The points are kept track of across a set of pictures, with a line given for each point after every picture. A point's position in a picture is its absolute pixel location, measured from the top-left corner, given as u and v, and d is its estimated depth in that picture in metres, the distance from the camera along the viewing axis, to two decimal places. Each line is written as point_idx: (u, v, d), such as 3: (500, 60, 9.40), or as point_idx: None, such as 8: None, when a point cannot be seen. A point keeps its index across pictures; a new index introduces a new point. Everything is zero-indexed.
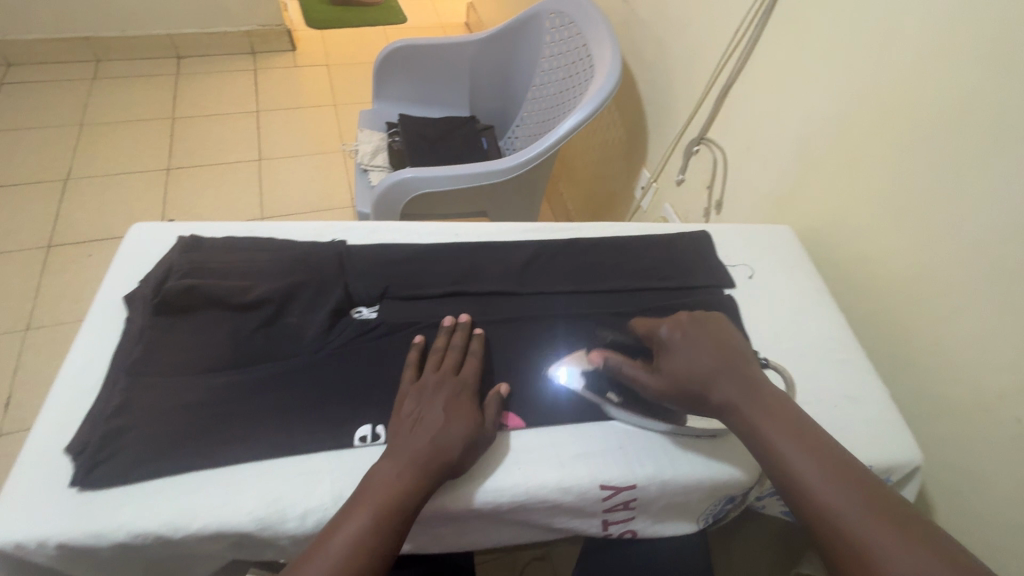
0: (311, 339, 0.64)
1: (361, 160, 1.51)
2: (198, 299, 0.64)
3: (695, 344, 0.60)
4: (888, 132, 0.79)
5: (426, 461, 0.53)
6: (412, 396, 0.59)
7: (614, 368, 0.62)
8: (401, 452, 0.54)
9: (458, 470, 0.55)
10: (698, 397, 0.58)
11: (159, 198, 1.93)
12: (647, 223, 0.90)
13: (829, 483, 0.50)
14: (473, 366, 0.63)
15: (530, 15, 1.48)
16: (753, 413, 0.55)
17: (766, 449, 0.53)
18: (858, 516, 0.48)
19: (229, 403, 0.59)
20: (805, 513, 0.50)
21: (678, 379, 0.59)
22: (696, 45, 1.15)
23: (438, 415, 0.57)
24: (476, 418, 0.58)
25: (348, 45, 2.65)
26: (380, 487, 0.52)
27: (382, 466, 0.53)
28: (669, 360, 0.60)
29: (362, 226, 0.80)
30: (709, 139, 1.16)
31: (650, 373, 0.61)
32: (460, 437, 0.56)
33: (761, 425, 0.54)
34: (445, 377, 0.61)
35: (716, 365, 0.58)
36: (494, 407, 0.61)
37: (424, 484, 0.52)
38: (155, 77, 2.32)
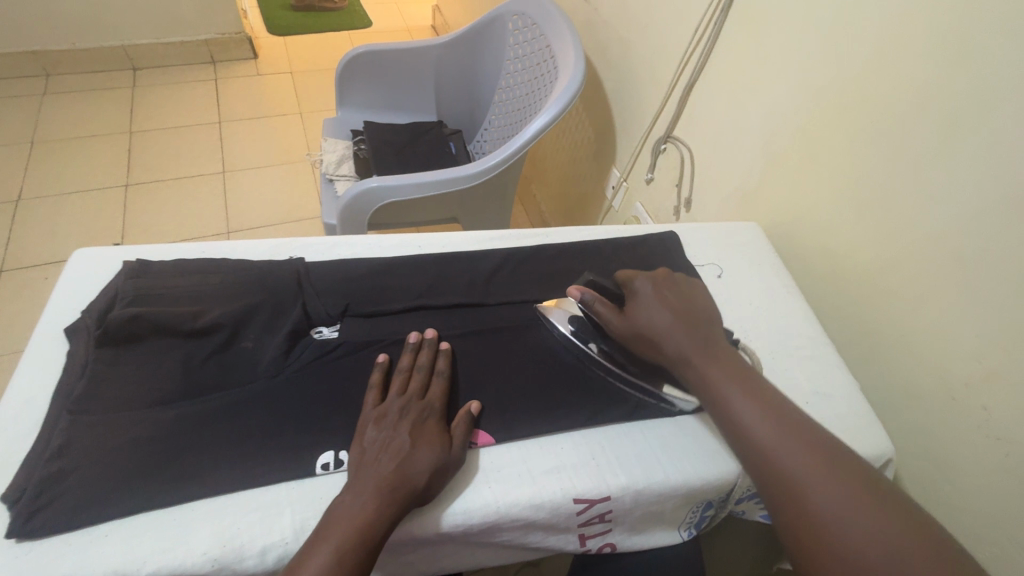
0: (268, 364, 0.62)
1: (326, 169, 1.47)
2: (145, 327, 0.61)
3: (660, 302, 0.65)
4: (847, 127, 0.79)
5: (394, 485, 0.52)
6: (374, 422, 0.57)
7: (591, 308, 0.66)
8: (364, 481, 0.52)
9: (426, 497, 0.54)
10: (655, 346, 0.63)
11: (118, 216, 1.86)
12: (615, 226, 0.89)
13: (766, 424, 0.56)
14: (438, 387, 0.61)
15: (492, 17, 1.47)
16: (706, 366, 0.61)
17: (715, 397, 0.59)
18: (791, 457, 0.53)
19: (181, 437, 0.56)
20: (745, 454, 0.56)
21: (639, 329, 0.63)
22: (659, 44, 1.15)
23: (404, 439, 0.55)
24: (441, 440, 0.56)
25: (312, 51, 2.60)
26: (347, 514, 0.50)
27: (345, 496, 0.51)
28: (635, 310, 0.65)
29: (321, 242, 0.77)
30: (675, 137, 1.16)
31: (619, 315, 0.65)
32: (427, 462, 0.54)
33: (714, 376, 0.60)
34: (409, 401, 0.59)
35: (673, 322, 0.63)
36: (462, 428, 0.59)
37: (393, 510, 0.51)
38: (110, 90, 2.24)
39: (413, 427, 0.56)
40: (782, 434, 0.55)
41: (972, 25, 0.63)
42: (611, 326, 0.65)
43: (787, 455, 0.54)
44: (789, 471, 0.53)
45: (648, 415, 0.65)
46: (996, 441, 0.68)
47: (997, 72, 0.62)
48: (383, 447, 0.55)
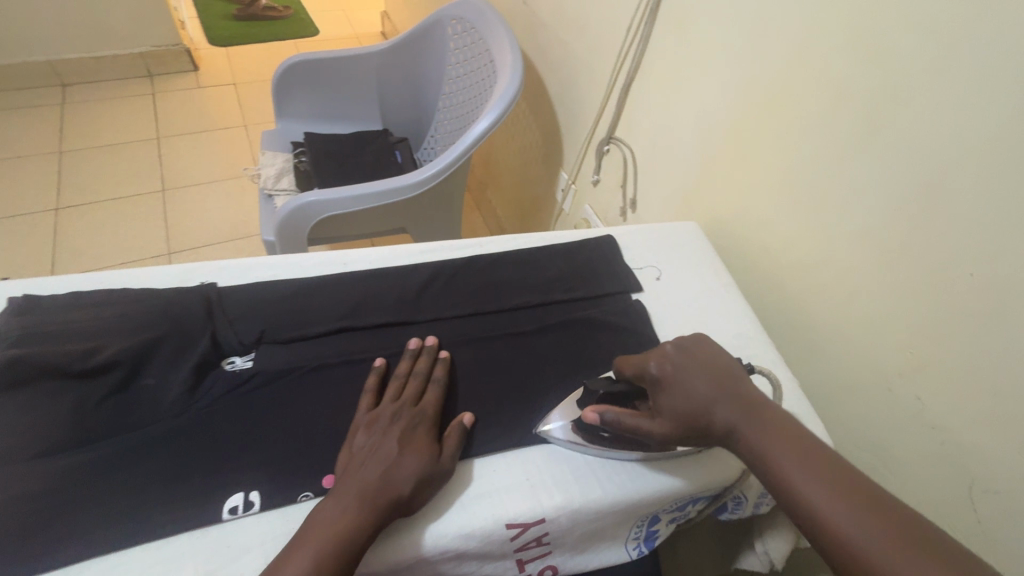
0: (172, 402, 0.57)
1: (264, 184, 1.41)
2: (28, 371, 0.56)
3: (690, 373, 0.56)
4: (774, 122, 0.79)
5: (378, 495, 0.50)
6: (365, 426, 0.56)
7: (617, 423, 0.57)
8: (349, 486, 0.51)
9: (410, 508, 0.52)
10: (704, 429, 0.54)
11: (47, 242, 1.75)
12: (552, 232, 0.87)
13: (829, 496, 0.46)
14: (434, 395, 0.60)
15: (431, 22, 1.44)
16: (759, 437, 0.51)
17: (767, 468, 0.50)
18: (866, 534, 0.43)
19: (68, 490, 0.51)
20: (810, 532, 0.46)
21: (678, 413, 0.55)
22: (595, 45, 1.14)
23: (393, 447, 0.54)
24: (431, 451, 0.55)
25: (256, 61, 2.51)
26: (327, 523, 0.48)
27: (328, 501, 0.50)
28: (667, 396, 0.56)
29: (236, 264, 0.72)
30: (617, 138, 1.16)
31: (652, 418, 0.56)
32: (413, 472, 0.52)
33: (766, 448, 0.50)
34: (403, 407, 0.58)
35: (712, 393, 0.54)
36: (454, 438, 0.58)
37: (373, 522, 0.49)
38: (37, 108, 2.11)
39: (404, 436, 0.55)
40: (849, 506, 0.45)
41: (883, 18, 0.63)
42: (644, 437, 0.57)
43: (857, 530, 0.44)
44: (878, 564, 0.42)
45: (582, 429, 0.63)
46: (931, 430, 0.68)
47: (907, 63, 0.62)
48: (372, 459, 0.53)
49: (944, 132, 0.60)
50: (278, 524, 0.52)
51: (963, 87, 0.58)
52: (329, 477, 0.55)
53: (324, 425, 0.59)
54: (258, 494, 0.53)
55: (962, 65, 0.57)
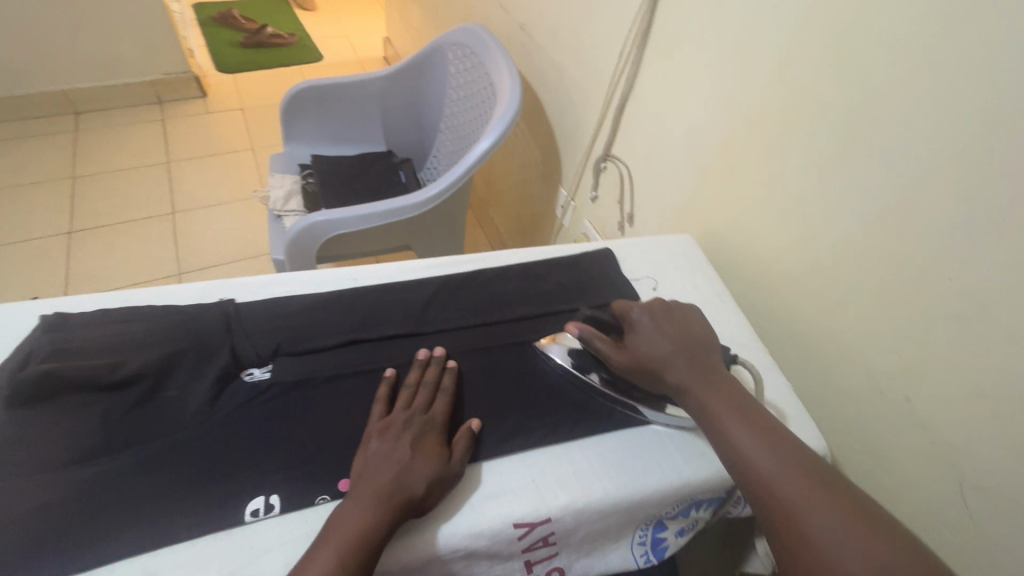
0: (193, 412, 0.60)
1: (273, 206, 1.45)
2: (60, 384, 0.59)
3: (659, 330, 0.66)
4: (761, 139, 0.84)
5: (392, 492, 0.53)
6: (378, 433, 0.59)
7: (589, 338, 0.67)
8: (365, 489, 0.53)
9: (423, 508, 0.55)
10: (660, 376, 0.63)
11: (61, 266, 1.79)
12: (553, 246, 0.90)
13: (762, 449, 0.55)
14: (443, 403, 0.63)
15: (433, 48, 1.50)
16: (707, 397, 0.60)
17: (713, 422, 0.58)
18: (789, 481, 0.52)
19: (97, 495, 0.54)
20: (743, 480, 0.55)
21: (639, 358, 0.64)
22: (589, 68, 1.19)
23: (405, 451, 0.57)
24: (441, 455, 0.58)
25: (262, 87, 2.59)
26: (346, 522, 0.51)
27: (346, 504, 0.53)
28: (637, 339, 0.66)
29: (252, 281, 0.76)
30: (614, 156, 1.20)
31: (618, 347, 0.66)
32: (425, 474, 0.55)
33: (714, 406, 0.59)
34: (413, 414, 0.61)
35: (673, 352, 0.64)
36: (463, 441, 0.60)
37: (389, 519, 0.52)
38: (51, 136, 2.18)
39: (415, 441, 0.58)
40: (780, 460, 0.54)
41: (858, 41, 0.67)
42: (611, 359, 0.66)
43: (783, 477, 0.52)
44: (797, 504, 0.50)
45: (585, 433, 0.65)
46: (922, 430, 0.71)
47: (881, 82, 0.66)
48: (383, 457, 0.56)
49: (920, 144, 0.64)
50: (297, 526, 0.55)
51: (933, 102, 0.62)
52: (344, 481, 0.57)
53: (339, 432, 0.61)
54: (278, 497, 0.56)
55: (934, 81, 0.61)
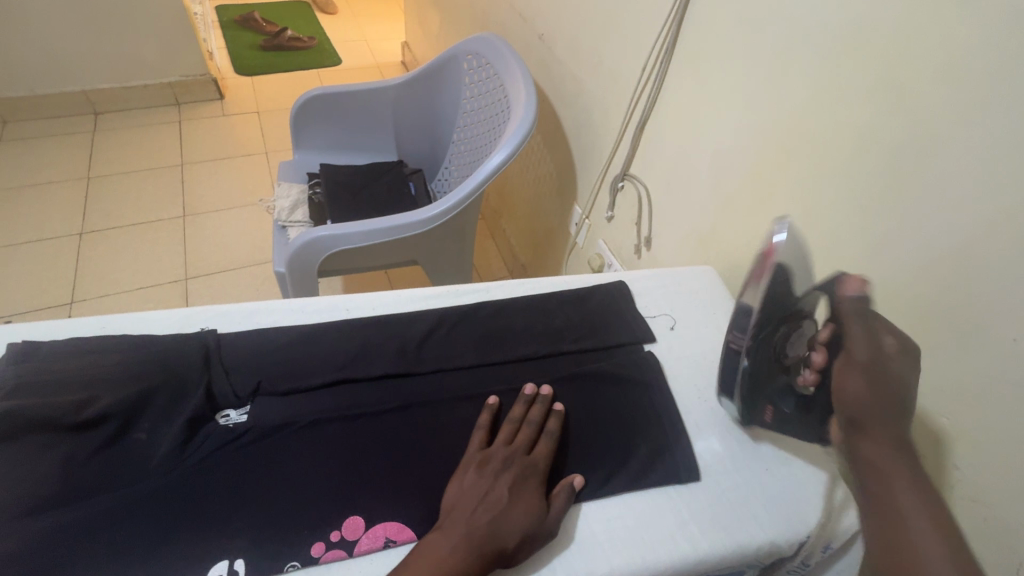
0: (162, 459, 0.55)
1: (279, 216, 1.41)
2: (20, 423, 0.55)
3: (885, 379, 0.53)
4: (791, 168, 0.77)
5: (487, 540, 0.50)
6: (476, 464, 0.57)
7: (851, 303, 0.56)
8: (458, 524, 0.51)
9: (510, 561, 0.51)
10: (844, 414, 0.54)
11: (71, 266, 1.78)
12: (563, 275, 0.84)
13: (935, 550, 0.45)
14: (546, 446, 0.59)
15: (447, 57, 1.45)
16: (882, 438, 0.52)
17: (884, 499, 0.49)
18: None
19: (47, 555, 0.49)
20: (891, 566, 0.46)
21: (845, 391, 0.54)
22: (608, 82, 1.13)
23: (503, 493, 0.54)
24: (538, 508, 0.54)
25: (279, 90, 2.58)
26: (434, 562, 0.49)
27: (435, 535, 0.51)
28: (857, 371, 0.54)
29: (238, 309, 0.71)
30: (632, 175, 1.13)
31: (844, 355, 0.56)
32: (520, 526, 0.52)
33: (890, 484, 0.50)
34: (514, 453, 0.58)
35: (881, 407, 0.53)
36: (562, 496, 0.57)
37: (479, 570, 0.49)
38: (70, 136, 2.18)
39: (513, 486, 0.55)
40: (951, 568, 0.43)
41: (911, 67, 0.59)
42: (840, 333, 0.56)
43: None
44: None
45: (586, 495, 0.59)
46: (973, 504, 0.62)
47: (935, 112, 0.58)
48: (488, 497, 0.53)
49: (976, 187, 0.56)
50: None
51: (995, 138, 0.54)
52: (318, 545, 0.52)
53: (316, 487, 0.56)
54: (243, 562, 0.50)
55: (996, 117, 0.53)
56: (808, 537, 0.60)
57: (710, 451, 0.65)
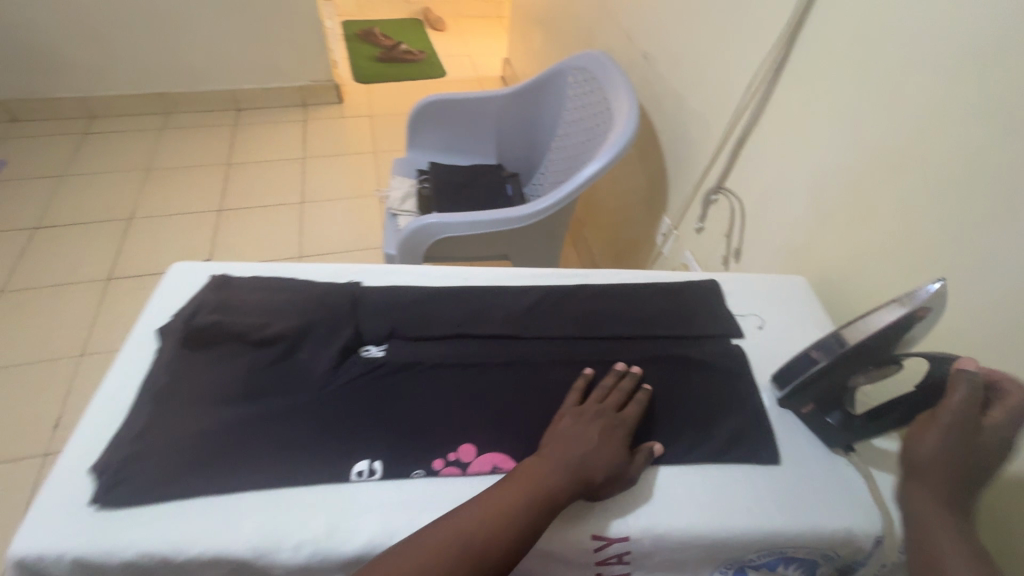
0: (320, 375, 0.68)
1: (391, 205, 1.58)
2: (221, 333, 0.69)
3: (962, 448, 0.56)
4: (897, 184, 0.79)
5: (580, 470, 0.58)
6: (572, 414, 0.64)
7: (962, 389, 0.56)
8: (553, 454, 0.59)
9: (594, 495, 0.59)
10: (909, 459, 0.59)
11: (209, 238, 2.06)
12: (657, 270, 0.91)
13: None
14: (635, 410, 0.66)
15: (554, 71, 1.57)
16: (937, 489, 0.57)
17: (924, 539, 0.55)
18: None
19: (237, 434, 0.61)
20: None
21: (916, 444, 0.59)
22: (710, 99, 1.19)
23: (594, 437, 0.61)
24: (622, 455, 0.61)
25: (390, 98, 2.84)
26: (536, 479, 0.57)
27: (533, 460, 0.59)
28: (936, 433, 0.57)
29: (377, 269, 0.84)
30: (727, 189, 1.18)
31: (934, 419, 0.58)
32: (605, 466, 0.59)
33: (935, 528, 0.55)
34: (606, 409, 0.65)
35: (949, 467, 0.56)
36: (643, 454, 0.63)
37: (572, 493, 0.57)
38: (215, 127, 2.53)
39: (603, 434, 0.62)
40: None
41: None
42: (914, 395, 0.61)
43: None
44: None
45: (669, 461, 0.65)
46: None
47: None
48: (582, 436, 0.61)
49: None
50: (393, 494, 0.60)
51: None
52: (439, 461, 0.62)
53: (438, 416, 0.66)
54: (381, 463, 0.61)
55: None
56: (884, 537, 0.62)
57: (791, 441, 0.69)
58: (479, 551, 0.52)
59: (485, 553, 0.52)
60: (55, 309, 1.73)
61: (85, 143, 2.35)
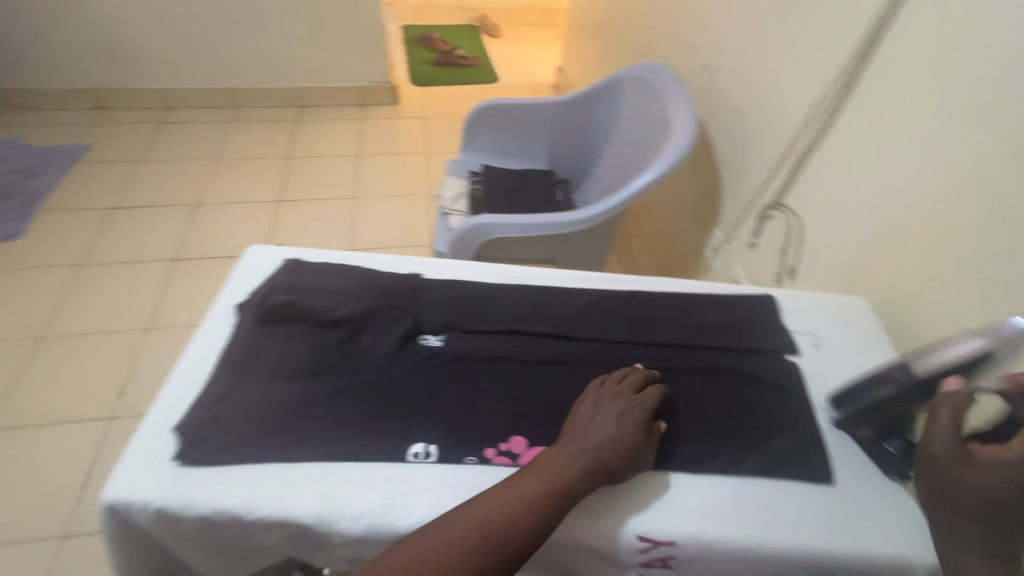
0: (382, 358, 0.71)
1: (444, 204, 1.63)
2: (293, 313, 0.74)
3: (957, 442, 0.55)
4: (972, 209, 0.77)
5: (598, 460, 0.59)
6: (590, 400, 0.65)
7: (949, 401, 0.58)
8: (571, 441, 0.60)
9: (613, 478, 0.59)
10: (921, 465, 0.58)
11: (267, 226, 2.16)
12: (711, 282, 0.91)
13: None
14: (653, 394, 0.67)
15: (612, 80, 1.58)
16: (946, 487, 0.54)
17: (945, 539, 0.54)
18: None
19: (305, 407, 0.65)
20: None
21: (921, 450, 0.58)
22: (773, 114, 1.18)
23: (611, 422, 0.62)
24: (639, 439, 0.62)
25: (444, 101, 2.91)
26: (553, 468, 0.58)
27: (553, 448, 0.60)
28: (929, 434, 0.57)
29: (437, 263, 0.88)
30: (785, 205, 1.16)
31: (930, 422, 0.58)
32: (623, 450, 0.60)
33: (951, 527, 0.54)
34: (623, 394, 0.65)
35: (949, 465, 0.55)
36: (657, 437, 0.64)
37: (590, 482, 0.58)
38: (278, 122, 2.66)
39: (621, 418, 0.62)
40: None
41: None
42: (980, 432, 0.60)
43: None
44: None
45: (717, 472, 0.65)
46: None
47: None
48: (600, 425, 0.61)
49: None
50: (447, 477, 0.62)
51: None
52: (490, 450, 0.64)
53: (492, 407, 0.68)
54: (436, 447, 0.64)
55: None
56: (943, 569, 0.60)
57: (846, 463, 0.68)
58: (499, 535, 0.53)
59: (505, 538, 0.53)
60: (126, 284, 1.85)
61: (161, 133, 2.51)
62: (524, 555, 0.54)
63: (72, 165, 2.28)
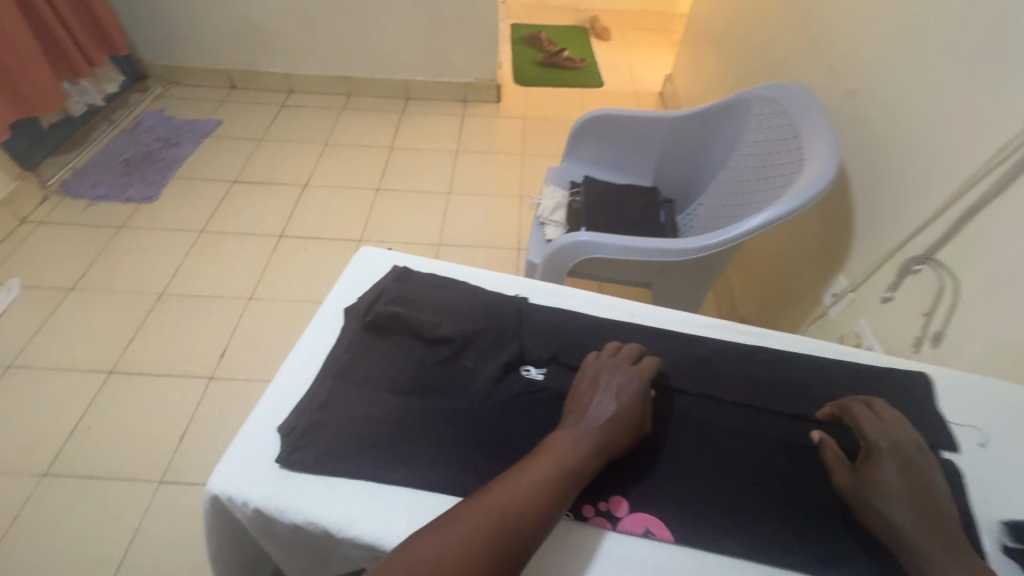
0: (482, 385, 0.69)
1: (541, 213, 1.59)
2: (398, 324, 0.73)
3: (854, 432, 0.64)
4: None
5: (604, 439, 0.59)
6: (588, 378, 0.66)
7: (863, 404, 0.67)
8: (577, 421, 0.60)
9: (618, 450, 0.60)
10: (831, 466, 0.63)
11: (364, 212, 2.24)
12: (846, 347, 0.80)
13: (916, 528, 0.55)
14: (649, 365, 0.68)
15: (737, 100, 1.47)
16: (854, 471, 0.61)
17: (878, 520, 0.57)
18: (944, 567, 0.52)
19: (401, 426, 0.64)
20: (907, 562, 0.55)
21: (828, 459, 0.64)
22: (935, 156, 1.02)
23: (612, 399, 0.62)
24: (640, 412, 0.63)
25: (546, 102, 2.88)
26: (564, 450, 0.57)
27: (558, 432, 0.60)
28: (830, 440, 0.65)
29: (543, 288, 0.85)
30: (938, 261, 1.00)
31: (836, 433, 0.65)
32: (625, 423, 0.61)
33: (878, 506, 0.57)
34: (619, 367, 0.66)
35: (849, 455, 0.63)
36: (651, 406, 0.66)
37: (597, 464, 0.58)
38: (385, 112, 2.75)
39: (622, 393, 0.63)
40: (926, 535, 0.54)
41: None
42: None
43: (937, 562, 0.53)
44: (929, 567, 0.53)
45: None
46: None
47: None
48: (604, 413, 0.61)
49: None
50: None
51: None
52: (588, 508, 0.61)
53: None
54: None
55: None
56: None
57: None
58: (519, 523, 0.51)
59: (525, 523, 0.52)
60: (237, 254, 2.00)
61: (281, 114, 2.68)
62: (542, 539, 0.53)
63: (204, 138, 2.50)
